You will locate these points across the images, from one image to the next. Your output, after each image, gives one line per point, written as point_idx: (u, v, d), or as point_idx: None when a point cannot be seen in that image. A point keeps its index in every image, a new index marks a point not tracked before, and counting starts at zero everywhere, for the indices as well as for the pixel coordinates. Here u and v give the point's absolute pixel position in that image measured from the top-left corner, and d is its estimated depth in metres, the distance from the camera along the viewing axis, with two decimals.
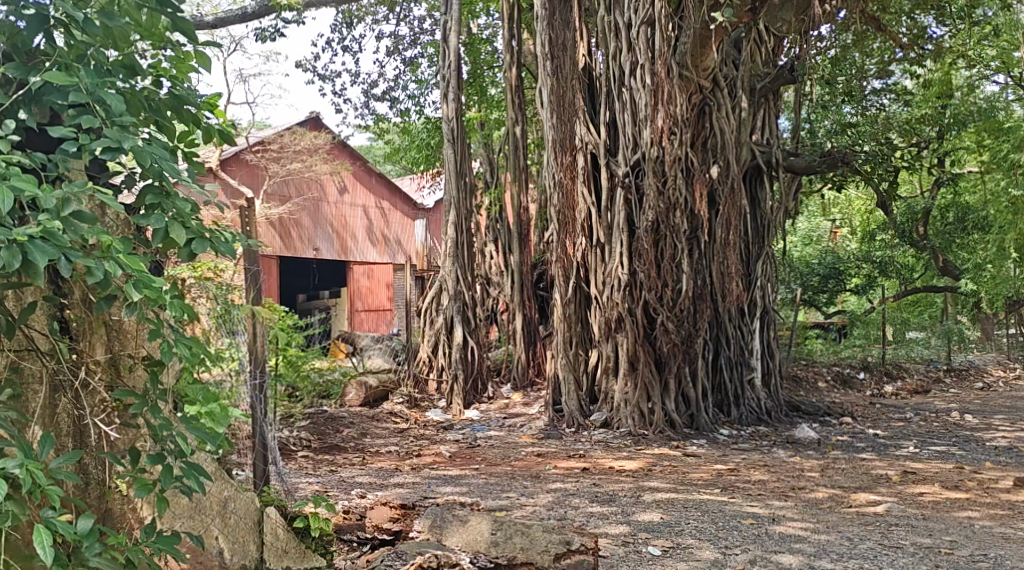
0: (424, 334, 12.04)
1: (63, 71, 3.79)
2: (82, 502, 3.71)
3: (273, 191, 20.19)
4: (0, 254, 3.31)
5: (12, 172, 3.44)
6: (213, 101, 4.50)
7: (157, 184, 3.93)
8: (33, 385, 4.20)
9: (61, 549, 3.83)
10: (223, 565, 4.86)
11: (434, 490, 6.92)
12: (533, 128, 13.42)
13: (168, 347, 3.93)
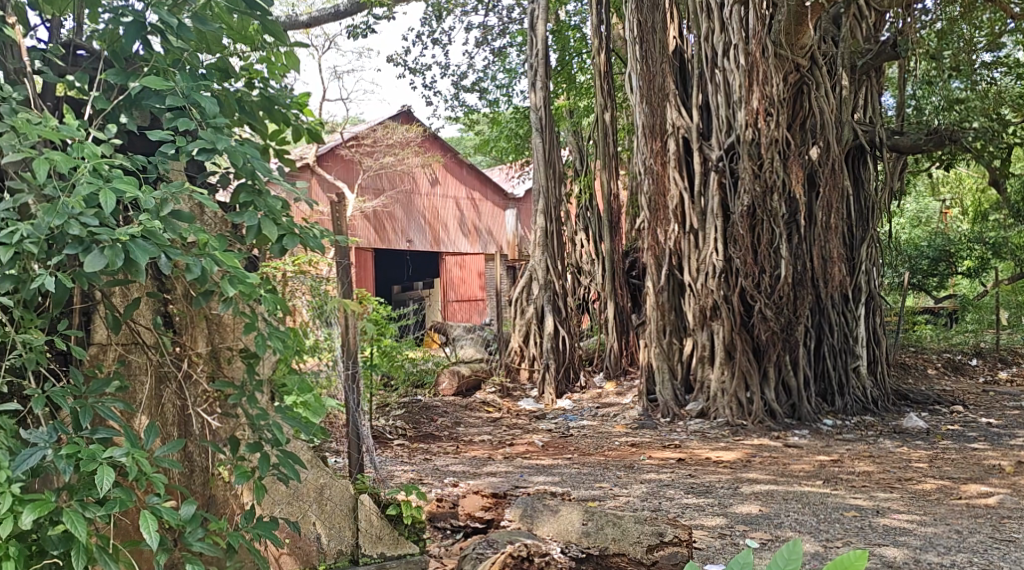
0: (515, 324, 12.05)
1: (160, 77, 3.89)
2: (186, 489, 3.80)
3: (366, 185, 20.46)
4: (104, 255, 3.41)
5: (115, 174, 3.53)
6: (303, 100, 4.56)
7: (250, 183, 4.01)
8: (139, 376, 4.35)
9: (168, 535, 3.96)
10: (320, 550, 4.98)
11: (526, 480, 6.91)
12: (624, 113, 13.26)
13: (263, 340, 4.02)
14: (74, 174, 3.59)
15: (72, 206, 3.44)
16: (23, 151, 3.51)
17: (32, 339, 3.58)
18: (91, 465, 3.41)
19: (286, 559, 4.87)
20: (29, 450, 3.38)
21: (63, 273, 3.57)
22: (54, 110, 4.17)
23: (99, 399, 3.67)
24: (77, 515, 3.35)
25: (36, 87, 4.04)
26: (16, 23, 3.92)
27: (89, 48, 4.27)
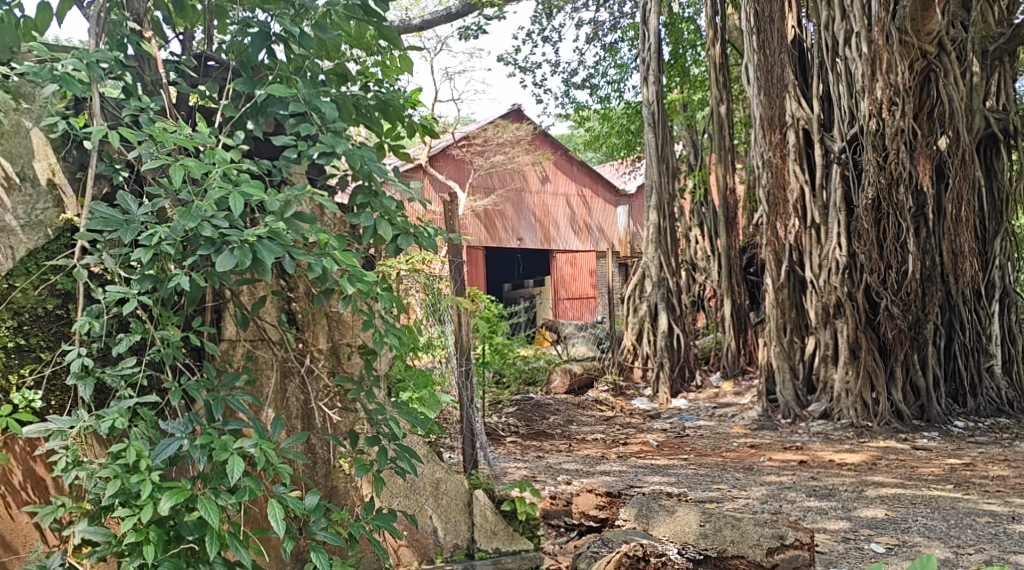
0: (628, 322, 11.93)
1: (284, 85, 4.06)
2: (308, 479, 3.92)
3: (476, 183, 20.59)
4: (233, 254, 3.59)
5: (242, 178, 3.73)
6: (416, 101, 4.60)
7: (366, 184, 4.11)
8: (265, 371, 4.43)
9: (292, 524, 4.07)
10: (437, 543, 5.00)
11: (641, 479, 6.82)
12: (740, 106, 12.95)
13: (380, 337, 4.12)
14: (206, 179, 3.78)
15: (204, 209, 3.62)
16: (160, 159, 3.69)
17: (169, 335, 3.74)
18: (223, 454, 3.54)
19: (405, 551, 4.93)
20: (167, 440, 3.57)
21: (197, 273, 3.75)
22: (188, 119, 4.35)
23: (229, 392, 3.85)
24: (211, 502, 3.49)
25: (171, 98, 4.23)
26: (153, 37, 4.13)
27: (218, 58, 4.43)
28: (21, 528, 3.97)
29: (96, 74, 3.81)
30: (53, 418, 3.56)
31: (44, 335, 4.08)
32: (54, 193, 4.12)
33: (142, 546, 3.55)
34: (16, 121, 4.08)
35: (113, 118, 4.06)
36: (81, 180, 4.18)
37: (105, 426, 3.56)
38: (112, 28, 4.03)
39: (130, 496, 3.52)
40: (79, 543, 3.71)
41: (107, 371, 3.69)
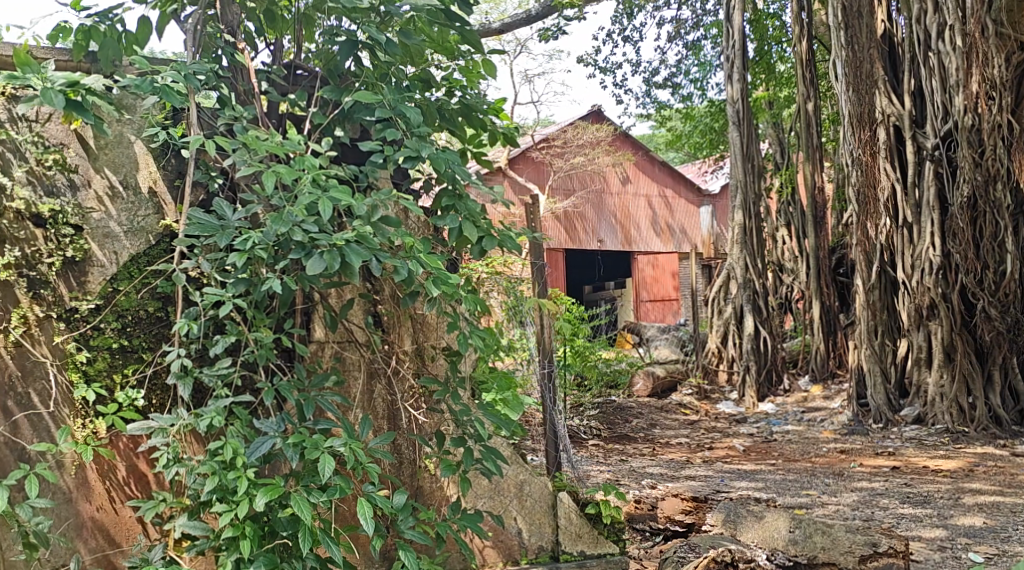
0: (712, 324, 11.76)
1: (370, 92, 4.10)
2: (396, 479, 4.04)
3: (556, 185, 20.50)
4: (323, 259, 3.69)
5: (331, 184, 3.80)
6: (499, 105, 4.61)
7: (451, 188, 4.17)
8: (353, 371, 4.48)
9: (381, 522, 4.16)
10: (522, 545, 4.98)
11: (728, 484, 6.72)
12: (828, 102, 12.65)
13: (465, 339, 4.18)
14: (297, 185, 3.86)
15: (295, 215, 3.72)
16: (253, 165, 3.79)
17: (263, 336, 3.85)
18: (314, 453, 3.61)
19: (490, 551, 4.94)
20: (261, 438, 3.69)
21: (289, 276, 3.84)
22: (279, 127, 4.43)
23: (319, 393, 3.97)
24: (304, 500, 3.56)
25: (263, 107, 4.32)
26: (246, 48, 4.23)
27: (308, 68, 4.47)
28: (124, 522, 4.07)
29: (193, 85, 3.92)
30: (155, 415, 3.70)
31: (146, 337, 4.18)
32: (154, 200, 4.24)
33: (238, 540, 3.62)
34: (119, 131, 4.20)
35: (209, 128, 4.16)
36: (179, 187, 4.28)
37: (203, 423, 3.67)
38: (207, 40, 4.16)
39: (227, 492, 3.62)
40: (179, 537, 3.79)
41: (204, 371, 3.83)
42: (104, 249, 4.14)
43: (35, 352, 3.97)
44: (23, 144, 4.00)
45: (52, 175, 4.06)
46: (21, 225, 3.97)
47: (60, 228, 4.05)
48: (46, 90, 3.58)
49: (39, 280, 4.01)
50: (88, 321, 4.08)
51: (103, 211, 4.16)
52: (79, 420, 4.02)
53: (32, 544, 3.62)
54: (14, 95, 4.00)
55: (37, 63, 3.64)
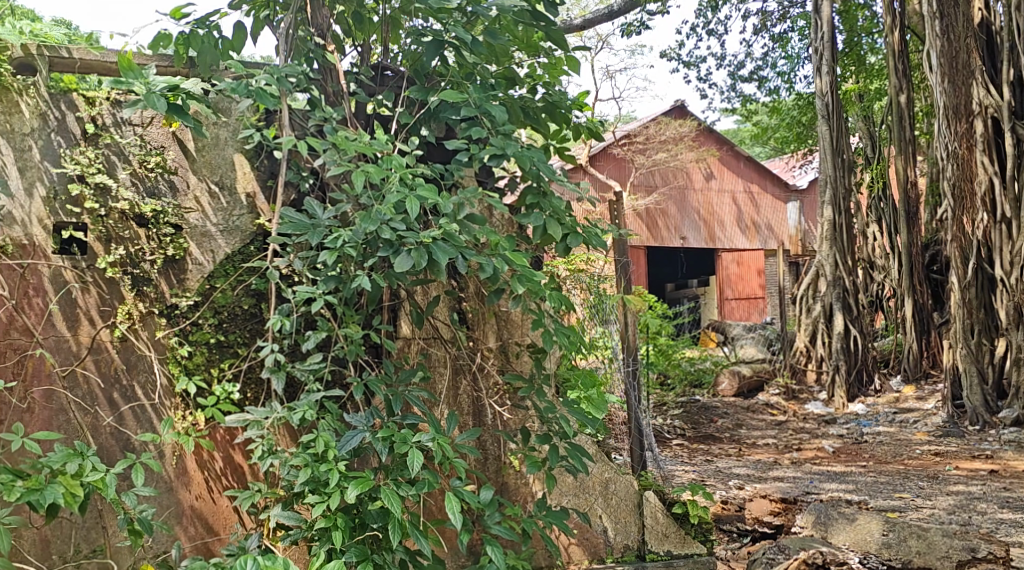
0: (800, 321, 11.45)
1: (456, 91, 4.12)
2: (482, 474, 4.07)
3: (638, 182, 20.41)
4: (410, 256, 3.74)
5: (417, 182, 3.84)
6: (582, 100, 4.58)
7: (535, 185, 4.17)
8: (439, 368, 4.52)
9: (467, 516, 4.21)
10: (608, 543, 4.95)
11: (817, 486, 6.58)
12: (922, 94, 12.28)
13: (549, 336, 4.18)
14: (385, 184, 3.90)
15: (383, 213, 3.76)
16: (343, 165, 3.84)
17: (352, 332, 3.96)
18: (403, 447, 3.67)
19: (575, 549, 4.89)
20: (351, 432, 3.75)
21: (376, 273, 3.91)
22: (367, 128, 4.49)
23: (406, 388, 4.03)
24: (393, 492, 3.63)
25: (351, 108, 4.37)
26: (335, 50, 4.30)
27: (395, 68, 4.52)
28: (222, 512, 4.18)
29: (285, 88, 4.01)
30: (250, 408, 3.79)
31: (242, 333, 4.26)
32: (249, 201, 4.33)
33: (330, 531, 3.69)
34: (215, 133, 4.29)
35: (300, 129, 4.24)
36: (272, 187, 4.35)
37: (296, 417, 3.77)
38: (299, 43, 4.24)
39: (320, 483, 3.70)
40: (274, 527, 3.87)
41: (297, 366, 3.94)
42: (202, 247, 4.25)
43: (139, 346, 4.12)
44: (126, 147, 4.14)
45: (154, 177, 4.18)
46: (126, 225, 4.11)
47: (161, 228, 4.17)
48: (149, 94, 3.70)
49: (141, 278, 4.14)
50: (188, 317, 4.19)
51: (201, 211, 4.26)
52: (180, 413, 4.15)
53: (138, 531, 3.57)
54: (117, 100, 4.14)
55: (139, 67, 3.75)
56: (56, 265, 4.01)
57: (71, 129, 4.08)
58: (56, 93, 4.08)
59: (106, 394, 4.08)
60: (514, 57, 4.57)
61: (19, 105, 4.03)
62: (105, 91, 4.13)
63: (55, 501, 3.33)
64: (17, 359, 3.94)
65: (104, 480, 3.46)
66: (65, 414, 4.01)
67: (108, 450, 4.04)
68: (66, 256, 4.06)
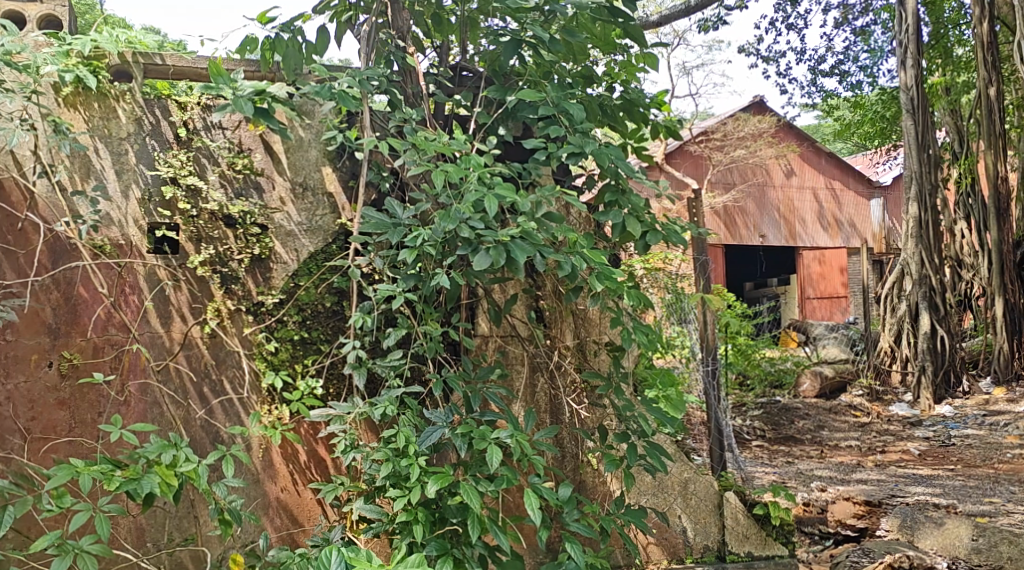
0: (885, 321, 11.03)
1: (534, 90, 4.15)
2: (560, 471, 4.10)
3: (715, 179, 17.77)
4: (489, 254, 3.79)
5: (496, 181, 3.87)
6: (660, 98, 4.58)
7: (614, 183, 4.17)
8: (516, 366, 4.55)
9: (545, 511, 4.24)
10: (687, 543, 4.92)
11: (903, 489, 6.45)
12: (1013, 86, 11.89)
13: (628, 334, 4.19)
14: (464, 183, 3.94)
15: (462, 212, 3.81)
16: (423, 165, 3.89)
17: (432, 330, 4.04)
18: (482, 443, 3.72)
19: (654, 549, 4.86)
20: (431, 427, 3.81)
21: (455, 272, 3.98)
22: (445, 128, 4.52)
23: (485, 386, 4.08)
24: (473, 488, 3.68)
25: (430, 108, 4.43)
26: (415, 51, 4.36)
27: (473, 69, 4.57)
28: (306, 504, 4.28)
29: (367, 90, 4.09)
30: (333, 403, 3.88)
31: (325, 330, 4.34)
32: (331, 201, 4.41)
33: (411, 525, 3.74)
34: (300, 135, 4.39)
35: (381, 130, 4.33)
36: (354, 188, 4.43)
37: (378, 412, 3.84)
38: (380, 45, 4.31)
39: (401, 478, 3.77)
40: (357, 519, 3.96)
41: (377, 362, 4.02)
42: (287, 246, 4.35)
43: (228, 342, 4.24)
44: (215, 150, 4.26)
45: (241, 178, 4.30)
46: (214, 226, 4.24)
47: (248, 228, 4.28)
48: (237, 99, 3.81)
49: (230, 276, 4.26)
50: (273, 314, 4.30)
51: (285, 211, 4.36)
52: (266, 407, 4.26)
53: (227, 521, 3.67)
54: (208, 104, 4.27)
55: (228, 73, 3.86)
56: (150, 264, 4.16)
57: (164, 133, 4.23)
58: (150, 99, 4.23)
59: (197, 388, 4.20)
60: (592, 55, 4.56)
61: (116, 111, 4.18)
62: (196, 96, 4.26)
63: (152, 490, 3.46)
64: (115, 354, 4.11)
65: (196, 470, 3.57)
66: (158, 407, 4.15)
67: (199, 443, 4.17)
68: (159, 255, 4.21)
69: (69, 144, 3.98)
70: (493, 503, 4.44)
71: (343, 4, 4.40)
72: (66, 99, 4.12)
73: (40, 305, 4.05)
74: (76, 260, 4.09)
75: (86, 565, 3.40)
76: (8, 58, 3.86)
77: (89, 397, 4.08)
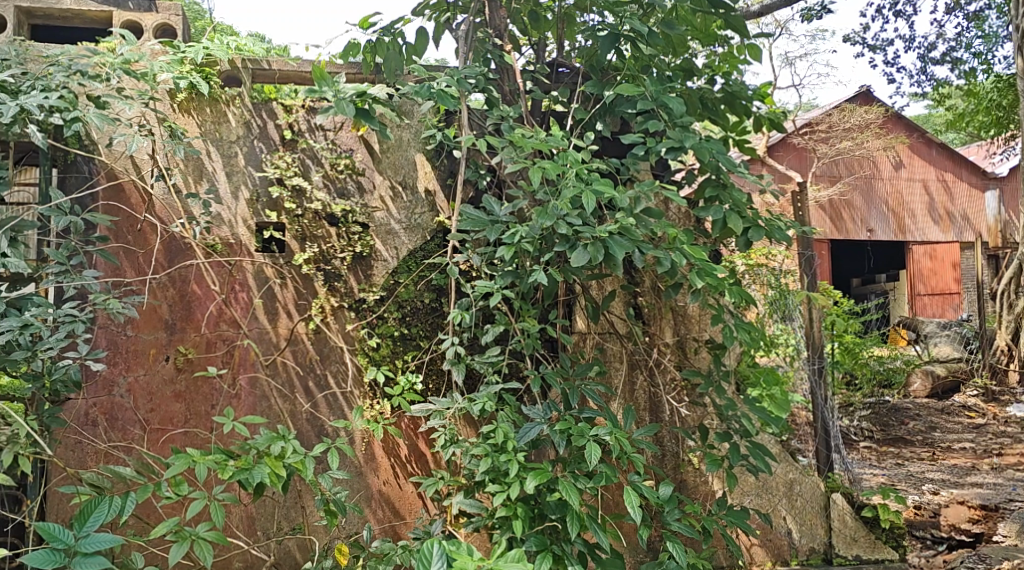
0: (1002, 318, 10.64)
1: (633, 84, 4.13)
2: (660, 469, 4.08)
3: (818, 171, 14.05)
4: (588, 251, 3.79)
5: (593, 177, 3.87)
6: (763, 90, 4.50)
7: (714, 177, 4.12)
8: (614, 363, 4.51)
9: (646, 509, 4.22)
10: (792, 546, 4.80)
11: (1021, 494, 6.21)
12: None
13: (730, 332, 4.14)
14: (562, 180, 3.94)
15: (559, 208, 3.81)
16: (520, 162, 3.91)
17: (529, 326, 4.06)
18: (581, 440, 3.73)
19: (758, 550, 4.76)
20: (530, 424, 3.84)
21: (553, 268, 3.99)
22: (542, 125, 4.53)
23: (583, 383, 4.08)
24: (571, 485, 3.69)
25: (527, 106, 4.45)
26: (512, 50, 4.40)
27: (570, 65, 4.59)
28: (407, 497, 4.35)
29: (465, 89, 4.13)
30: (434, 398, 3.95)
31: (423, 326, 4.40)
32: (429, 199, 4.47)
33: (510, 520, 3.77)
34: (399, 135, 4.46)
35: (478, 128, 4.38)
36: (451, 186, 4.48)
37: (476, 408, 3.88)
38: (478, 44, 4.36)
39: (499, 473, 3.80)
40: (457, 514, 4.01)
41: (475, 359, 4.07)
42: (387, 244, 4.41)
43: (332, 338, 4.34)
44: (319, 151, 4.37)
45: (344, 178, 4.39)
46: (318, 224, 4.34)
47: (350, 226, 4.36)
48: (339, 100, 3.90)
49: (333, 273, 4.35)
50: (374, 311, 4.36)
51: (385, 210, 4.42)
52: (369, 401, 4.34)
53: (332, 511, 3.77)
54: (312, 107, 4.37)
55: (330, 77, 3.93)
56: (259, 262, 4.29)
57: (271, 135, 4.35)
58: (257, 103, 4.36)
59: (303, 381, 4.31)
60: (691, 48, 4.51)
61: (226, 115, 4.32)
62: (300, 100, 4.36)
63: (262, 480, 3.56)
64: (227, 349, 4.26)
65: (304, 462, 3.66)
66: (267, 400, 4.27)
67: (305, 435, 4.28)
68: (266, 254, 4.34)
69: (184, 148, 4.13)
70: (592, 501, 4.44)
71: (441, 4, 4.45)
72: (181, 104, 4.27)
73: (158, 303, 4.21)
74: (191, 258, 4.25)
75: (202, 552, 3.52)
76: (127, 67, 4.04)
77: (203, 389, 4.23)
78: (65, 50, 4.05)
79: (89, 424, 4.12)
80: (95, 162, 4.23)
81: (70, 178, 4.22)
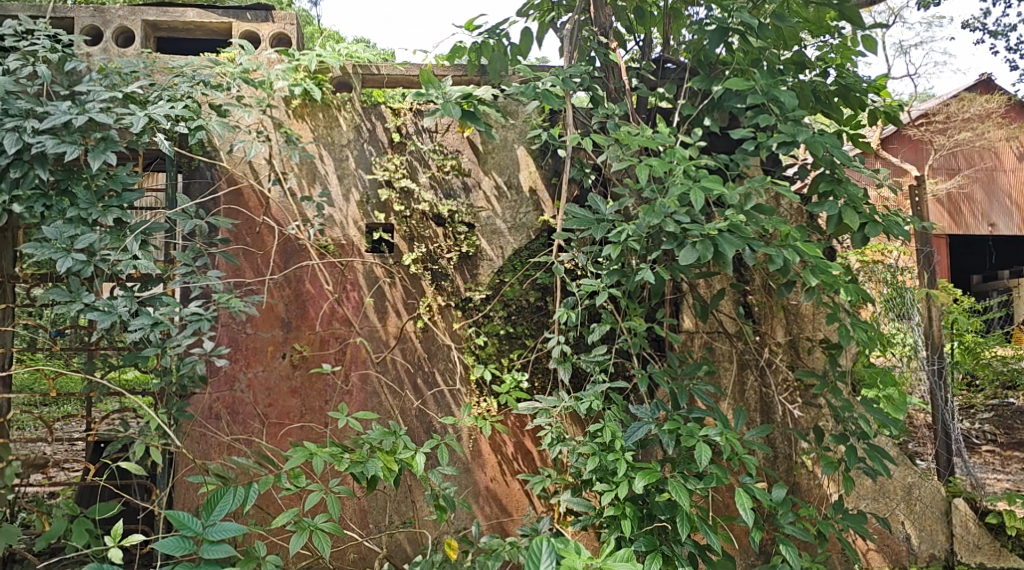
0: None
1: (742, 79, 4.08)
2: (773, 472, 4.02)
3: None
4: (697, 248, 3.76)
5: (702, 174, 3.83)
6: (879, 82, 4.38)
7: (829, 172, 4.03)
8: (723, 363, 4.49)
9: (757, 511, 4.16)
10: (911, 552, 4.67)
11: None
12: None
13: (846, 331, 4.04)
14: (670, 177, 3.92)
15: (667, 206, 3.79)
16: (627, 160, 3.91)
17: (636, 325, 4.04)
18: (690, 441, 3.71)
19: (875, 556, 4.64)
20: (637, 423, 3.82)
21: (660, 267, 3.97)
22: (648, 122, 4.52)
23: (692, 382, 4.04)
24: (681, 485, 3.66)
25: (633, 103, 4.45)
26: (617, 47, 4.38)
27: (676, 60, 4.54)
28: (514, 494, 4.39)
29: (570, 88, 4.16)
30: (541, 396, 3.97)
31: (529, 325, 4.44)
32: (534, 198, 4.51)
33: (619, 519, 3.78)
34: (504, 136, 4.51)
35: (584, 127, 4.40)
36: (557, 185, 4.51)
37: (583, 406, 3.89)
38: (583, 43, 4.37)
39: (607, 472, 3.80)
40: (565, 512, 4.03)
41: (581, 357, 4.08)
42: (493, 244, 4.47)
43: (439, 336, 4.41)
44: (426, 153, 4.45)
45: (450, 179, 4.47)
46: (426, 225, 4.42)
47: (456, 226, 4.43)
48: (446, 102, 3.97)
49: (440, 273, 4.43)
50: (480, 309, 4.42)
51: (491, 210, 4.48)
52: (474, 399, 4.40)
53: (443, 506, 3.83)
54: (419, 110, 4.46)
55: (438, 79, 4.03)
56: (368, 262, 4.40)
57: (381, 138, 4.45)
58: (367, 107, 4.46)
59: (412, 378, 4.40)
60: (803, 40, 4.42)
61: (337, 119, 4.44)
62: (408, 103, 4.45)
63: (376, 474, 3.66)
64: (340, 347, 4.38)
65: (415, 457, 3.74)
66: (378, 396, 4.38)
67: (415, 431, 4.37)
68: (377, 254, 4.44)
69: (299, 153, 4.31)
70: (702, 502, 4.40)
71: (546, 4, 4.48)
72: (296, 110, 4.41)
73: (275, 301, 4.36)
74: (306, 259, 4.39)
75: (320, 542, 3.63)
76: (246, 75, 4.20)
77: (317, 386, 4.35)
78: (189, 61, 4.23)
79: (213, 417, 4.30)
80: (217, 167, 4.39)
81: (195, 183, 4.40)
